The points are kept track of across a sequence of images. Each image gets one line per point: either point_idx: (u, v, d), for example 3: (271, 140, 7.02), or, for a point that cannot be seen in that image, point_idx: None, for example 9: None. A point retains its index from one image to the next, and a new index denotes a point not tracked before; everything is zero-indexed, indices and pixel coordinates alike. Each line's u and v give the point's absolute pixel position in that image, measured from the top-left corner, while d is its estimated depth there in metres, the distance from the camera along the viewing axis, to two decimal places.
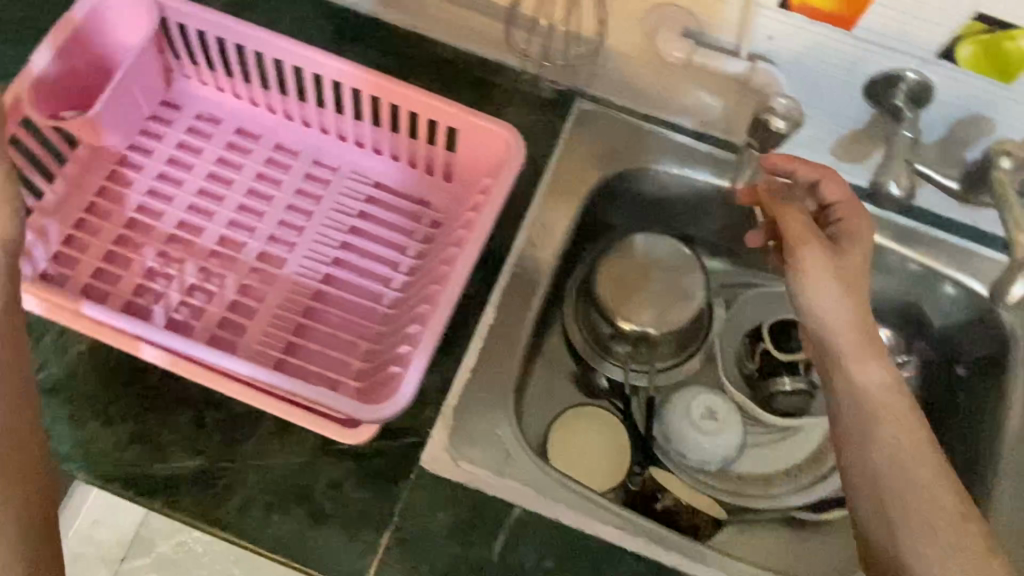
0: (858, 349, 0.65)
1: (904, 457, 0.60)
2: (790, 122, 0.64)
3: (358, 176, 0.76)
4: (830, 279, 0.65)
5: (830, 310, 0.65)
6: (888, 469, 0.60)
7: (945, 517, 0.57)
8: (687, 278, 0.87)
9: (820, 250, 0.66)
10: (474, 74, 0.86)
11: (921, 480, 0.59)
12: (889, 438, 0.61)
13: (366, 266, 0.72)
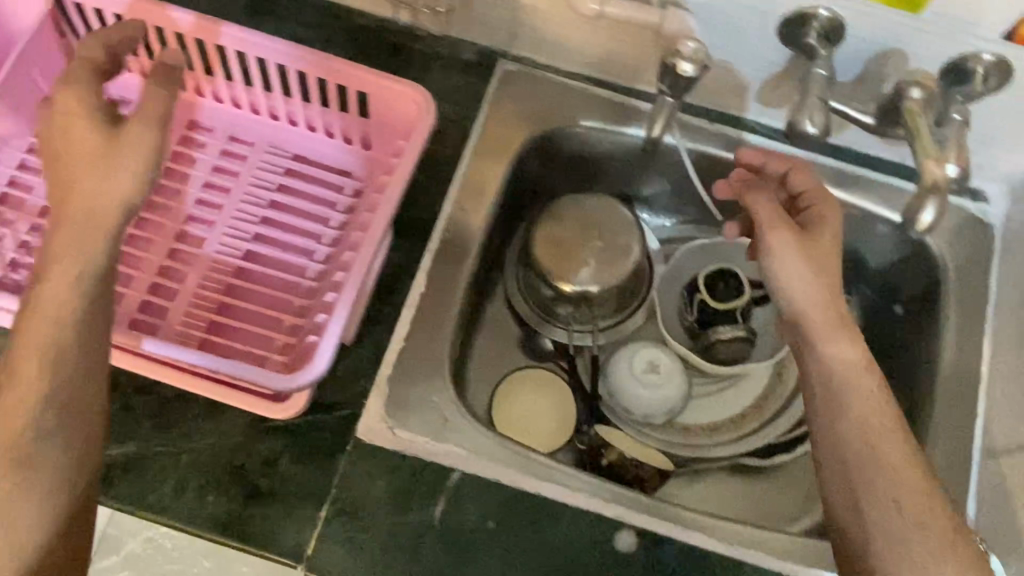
0: (829, 327, 0.63)
1: (876, 434, 0.58)
2: (699, 65, 0.61)
3: (275, 150, 0.75)
4: (801, 262, 0.64)
5: (802, 292, 0.64)
6: (861, 445, 0.58)
7: (914, 493, 0.56)
8: (624, 235, 0.87)
9: (789, 234, 0.66)
10: (392, 40, 0.84)
11: (893, 458, 0.57)
12: (859, 412, 0.60)
13: (289, 239, 0.71)
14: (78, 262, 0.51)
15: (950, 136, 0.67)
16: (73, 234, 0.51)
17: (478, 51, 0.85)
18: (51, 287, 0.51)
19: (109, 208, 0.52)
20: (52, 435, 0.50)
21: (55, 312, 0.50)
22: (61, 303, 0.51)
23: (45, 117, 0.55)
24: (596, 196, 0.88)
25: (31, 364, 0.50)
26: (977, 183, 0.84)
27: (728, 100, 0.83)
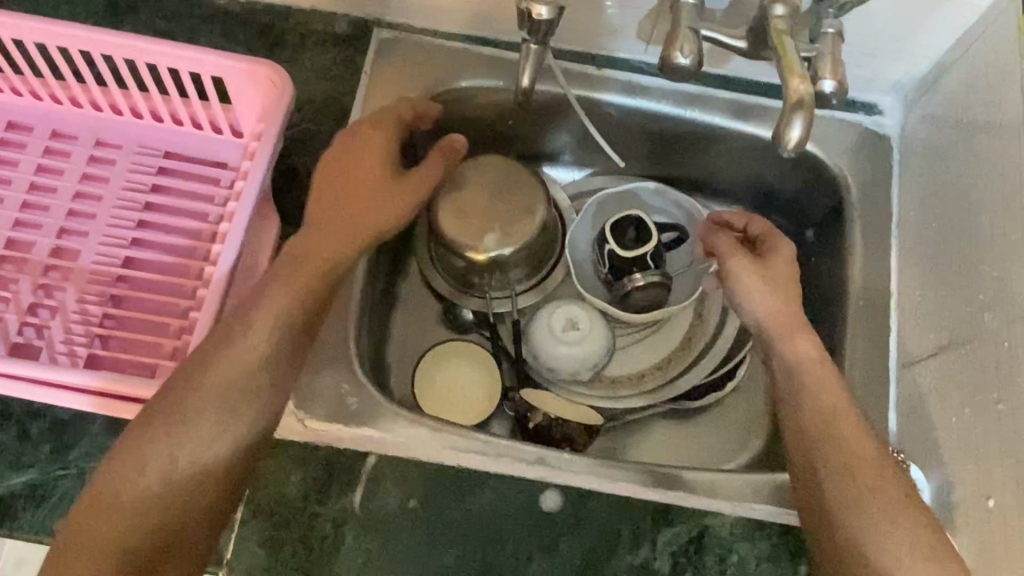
0: (783, 325, 0.64)
1: (831, 417, 0.60)
2: (557, 7, 0.59)
3: (144, 150, 0.72)
4: (756, 278, 0.65)
5: (761, 300, 0.65)
6: (818, 428, 0.60)
7: (866, 467, 0.58)
8: (528, 194, 0.83)
9: (741, 255, 0.67)
10: (259, 22, 0.81)
11: (848, 439, 0.59)
12: (809, 388, 0.62)
13: (169, 239, 0.69)
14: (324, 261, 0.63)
15: (822, 48, 0.66)
16: (325, 240, 0.64)
17: (350, 22, 0.82)
18: (311, 264, 0.63)
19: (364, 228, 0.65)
20: (257, 391, 0.60)
21: (306, 280, 0.62)
22: (302, 281, 0.62)
23: (349, 140, 0.68)
24: (492, 159, 0.84)
25: (268, 320, 0.61)
26: (870, 97, 0.84)
27: (612, 43, 0.82)
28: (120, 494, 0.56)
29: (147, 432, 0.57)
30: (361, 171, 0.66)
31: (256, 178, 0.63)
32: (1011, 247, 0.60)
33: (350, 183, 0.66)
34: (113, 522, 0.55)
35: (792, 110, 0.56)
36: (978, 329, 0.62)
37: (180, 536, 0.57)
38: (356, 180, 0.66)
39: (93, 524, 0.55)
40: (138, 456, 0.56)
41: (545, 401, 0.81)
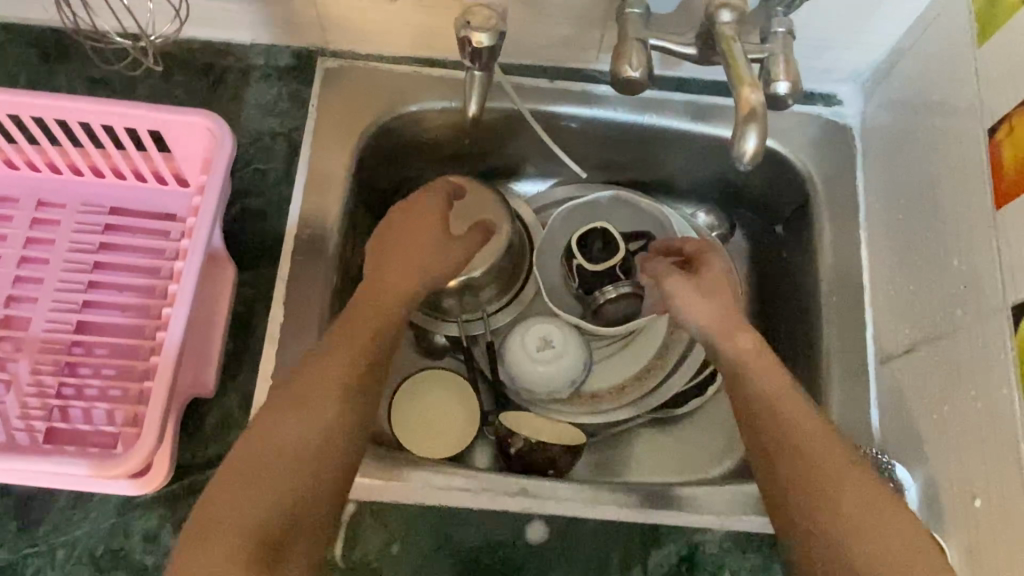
0: (726, 326, 0.65)
1: (773, 399, 0.60)
2: (497, 32, 0.57)
3: (88, 207, 0.70)
4: (693, 293, 0.67)
5: (697, 311, 0.67)
6: (760, 407, 0.61)
7: (807, 439, 0.58)
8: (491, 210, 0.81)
9: (678, 274, 0.69)
10: (200, 61, 0.79)
11: (788, 415, 0.59)
12: (753, 378, 0.62)
13: (122, 300, 0.67)
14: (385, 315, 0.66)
15: (774, 48, 0.65)
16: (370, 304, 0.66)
17: (294, 54, 0.80)
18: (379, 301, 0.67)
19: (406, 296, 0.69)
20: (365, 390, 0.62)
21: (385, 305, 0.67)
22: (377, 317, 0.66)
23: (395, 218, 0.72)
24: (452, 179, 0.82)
25: (365, 330, 0.64)
26: (828, 87, 0.82)
27: (562, 55, 0.80)
28: (254, 479, 0.56)
29: (274, 416, 0.59)
30: (414, 232, 0.71)
31: (201, 232, 0.61)
32: (977, 240, 0.59)
33: (404, 243, 0.71)
34: (246, 509, 0.54)
35: (745, 122, 0.55)
36: (951, 325, 0.61)
37: (300, 532, 0.56)
38: (410, 238, 0.71)
39: (222, 512, 0.54)
40: (270, 438, 0.58)
41: (525, 424, 0.80)
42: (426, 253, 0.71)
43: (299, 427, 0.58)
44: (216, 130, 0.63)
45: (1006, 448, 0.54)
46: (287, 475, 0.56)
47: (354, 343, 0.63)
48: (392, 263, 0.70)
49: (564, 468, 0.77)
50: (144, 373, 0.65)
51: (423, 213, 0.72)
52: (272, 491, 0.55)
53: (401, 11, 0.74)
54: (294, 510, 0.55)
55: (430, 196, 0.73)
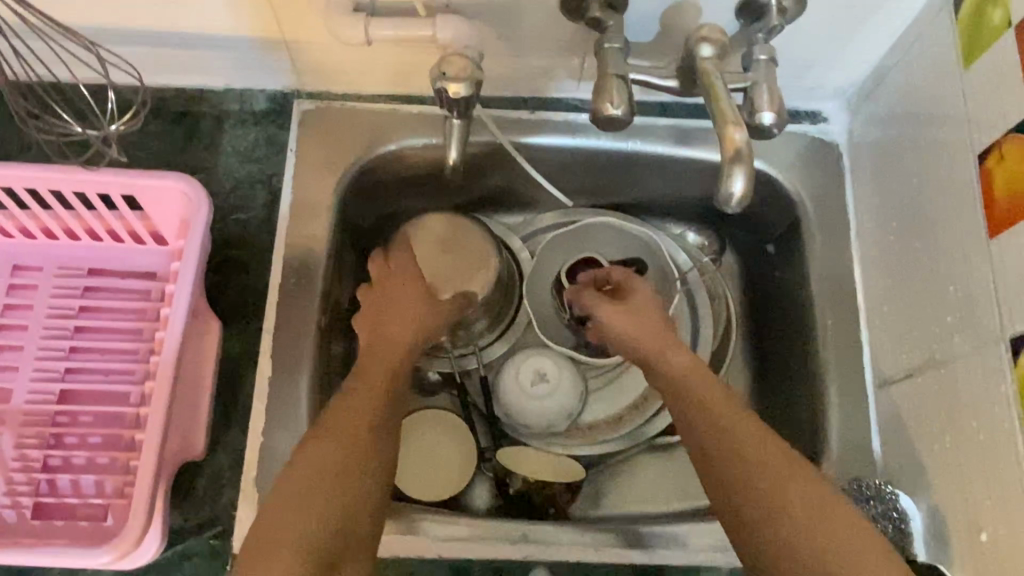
0: (660, 345, 0.67)
1: (717, 415, 0.61)
2: (471, 80, 0.56)
3: (65, 269, 0.68)
4: (621, 315, 0.70)
5: (627, 331, 0.69)
6: (701, 419, 0.61)
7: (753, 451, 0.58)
8: (478, 246, 0.79)
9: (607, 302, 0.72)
10: (174, 108, 0.77)
11: (728, 426, 0.60)
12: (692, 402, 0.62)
13: (105, 366, 0.65)
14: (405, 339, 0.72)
15: (757, 76, 0.63)
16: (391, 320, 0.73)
17: (269, 97, 0.78)
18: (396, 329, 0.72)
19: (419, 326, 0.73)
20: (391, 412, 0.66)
21: (403, 332, 0.72)
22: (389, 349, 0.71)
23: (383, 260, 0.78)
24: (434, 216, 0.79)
25: (382, 359, 0.69)
26: (814, 104, 0.81)
27: (541, 85, 0.79)
28: (309, 501, 0.58)
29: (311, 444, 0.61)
30: (405, 286, 0.75)
31: (181, 294, 0.60)
32: (972, 268, 0.58)
33: (401, 298, 0.74)
34: (299, 529, 0.56)
35: (731, 164, 0.54)
36: (949, 353, 0.60)
37: (348, 546, 0.58)
38: (402, 293, 0.75)
39: (278, 532, 0.56)
40: (310, 464, 0.60)
41: (524, 459, 0.79)
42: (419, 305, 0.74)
43: (340, 450, 0.61)
44: (189, 191, 0.62)
45: (1011, 484, 0.53)
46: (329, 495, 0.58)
47: (371, 387, 0.66)
48: (388, 319, 0.73)
49: (562, 502, 0.80)
50: (130, 440, 0.63)
51: (408, 270, 0.76)
52: (320, 508, 0.58)
53: (374, 53, 0.72)
54: (342, 529, 0.58)
55: (407, 250, 0.77)
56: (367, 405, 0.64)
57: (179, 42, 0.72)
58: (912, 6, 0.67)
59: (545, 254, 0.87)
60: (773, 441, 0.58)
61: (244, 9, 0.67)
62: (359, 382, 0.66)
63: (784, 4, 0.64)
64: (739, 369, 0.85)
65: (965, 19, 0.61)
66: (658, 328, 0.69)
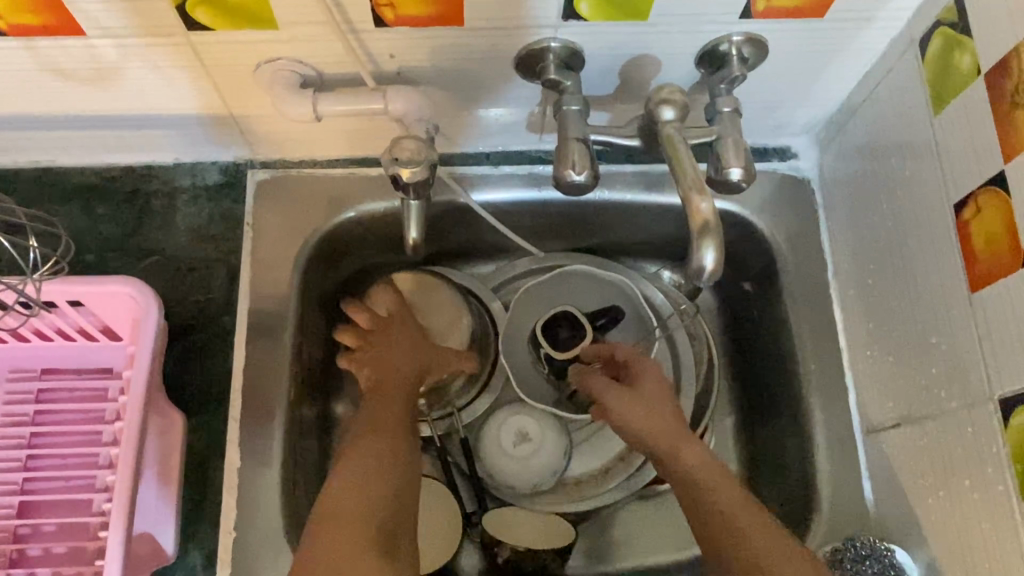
0: (672, 438, 0.62)
1: (731, 515, 0.57)
2: (423, 162, 0.54)
3: (18, 374, 0.66)
4: (633, 403, 0.65)
5: (643, 421, 0.64)
6: (721, 530, 0.56)
7: (773, 560, 0.54)
8: (450, 302, 0.77)
9: (615, 386, 0.67)
10: (121, 189, 0.74)
11: (748, 534, 0.55)
12: (708, 499, 0.58)
13: (63, 474, 0.62)
14: (415, 351, 0.71)
15: (722, 129, 0.61)
16: (397, 335, 0.72)
17: (221, 169, 0.75)
18: (401, 346, 0.71)
19: (425, 345, 0.72)
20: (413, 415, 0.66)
21: (410, 350, 0.71)
22: (402, 361, 0.69)
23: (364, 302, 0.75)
24: (403, 273, 0.78)
25: (402, 370, 0.69)
26: (781, 141, 0.79)
27: (505, 139, 0.76)
28: (376, 481, 0.58)
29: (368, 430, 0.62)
30: (403, 327, 0.73)
31: (138, 398, 0.59)
32: (955, 320, 0.57)
33: (401, 336, 0.72)
34: (361, 502, 0.56)
35: (701, 236, 0.52)
36: (937, 407, 0.59)
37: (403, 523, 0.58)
38: (402, 333, 0.72)
39: (343, 504, 0.56)
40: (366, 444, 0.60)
41: (513, 527, 0.75)
42: (415, 342, 0.72)
43: (388, 439, 0.61)
44: (141, 292, 0.61)
45: (1008, 550, 0.51)
46: (386, 475, 0.58)
47: (397, 395, 0.66)
48: (389, 354, 0.70)
49: (555, 568, 0.74)
50: (96, 550, 0.60)
51: (402, 308, 0.74)
52: (376, 488, 0.57)
53: (329, 125, 0.69)
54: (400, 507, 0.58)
55: (393, 293, 0.75)
56: (399, 411, 0.64)
57: (123, 125, 0.69)
58: (877, 45, 0.65)
59: (518, 306, 0.84)
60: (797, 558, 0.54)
61: (188, 90, 0.64)
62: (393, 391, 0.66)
63: (744, 53, 0.63)
64: (724, 411, 0.83)
65: (932, 63, 0.59)
66: (669, 418, 0.64)
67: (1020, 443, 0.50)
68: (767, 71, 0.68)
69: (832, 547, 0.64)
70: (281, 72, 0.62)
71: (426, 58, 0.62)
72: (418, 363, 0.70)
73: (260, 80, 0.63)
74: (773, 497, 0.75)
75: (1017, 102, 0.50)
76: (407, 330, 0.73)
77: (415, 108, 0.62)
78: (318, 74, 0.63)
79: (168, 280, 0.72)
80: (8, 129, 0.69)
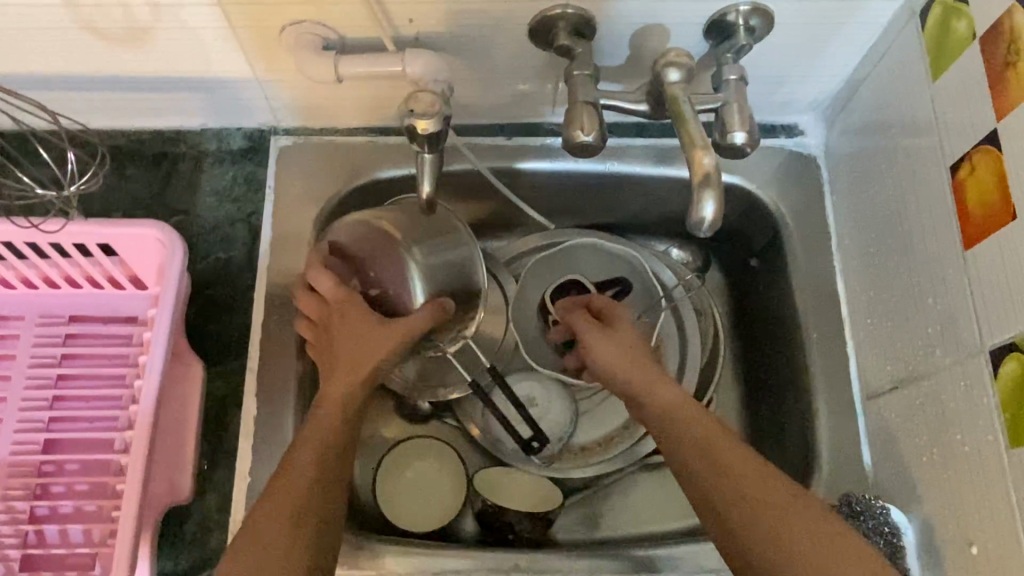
0: (644, 373, 0.65)
1: (705, 441, 0.59)
2: (437, 113, 0.57)
3: (47, 318, 0.69)
4: (605, 343, 0.68)
5: (609, 357, 0.67)
6: (693, 454, 0.59)
7: (746, 481, 0.56)
8: (394, 260, 0.69)
9: (592, 327, 0.70)
10: (151, 151, 0.78)
11: (719, 455, 0.58)
12: (680, 426, 0.61)
13: (87, 412, 0.65)
14: (352, 336, 0.65)
15: (727, 96, 0.63)
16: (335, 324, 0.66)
17: (246, 135, 0.79)
18: (342, 333, 0.65)
19: (363, 326, 0.65)
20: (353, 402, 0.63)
21: (348, 336, 0.65)
22: (346, 349, 0.65)
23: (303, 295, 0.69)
24: (343, 229, 0.69)
25: (345, 360, 0.64)
26: (789, 118, 0.81)
27: (517, 112, 0.79)
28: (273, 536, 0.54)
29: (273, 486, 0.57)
30: (342, 317, 0.66)
31: (162, 341, 0.62)
32: (951, 279, 0.58)
33: (343, 329, 0.65)
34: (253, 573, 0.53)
35: (702, 188, 0.54)
36: (933, 366, 0.60)
37: (336, 507, 0.58)
38: (339, 321, 0.66)
39: (275, 510, 0.55)
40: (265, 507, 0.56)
41: (499, 489, 0.76)
42: (355, 326, 0.65)
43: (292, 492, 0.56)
44: (166, 237, 0.65)
45: (996, 499, 0.53)
46: (322, 467, 0.58)
47: (341, 396, 0.63)
48: (335, 357, 0.65)
49: (525, 532, 0.74)
50: (115, 487, 0.63)
51: (339, 295, 0.67)
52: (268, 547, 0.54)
53: (349, 90, 0.72)
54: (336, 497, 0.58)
55: (329, 274, 0.67)
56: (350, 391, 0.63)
57: (155, 88, 0.72)
58: (880, 19, 0.67)
59: (528, 279, 0.86)
60: (771, 475, 0.56)
61: (218, 52, 0.68)
62: (331, 386, 0.63)
63: (752, 24, 0.65)
64: (729, 385, 0.85)
65: (932, 32, 0.61)
66: (640, 356, 0.67)
67: (1010, 392, 0.51)
68: (774, 46, 0.70)
69: (831, 504, 0.66)
70: (306, 34, 0.65)
71: (443, 23, 0.65)
72: (356, 348, 0.64)
73: (285, 42, 0.66)
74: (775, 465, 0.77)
75: (1010, 63, 0.52)
76: (343, 315, 0.66)
77: (432, 70, 0.63)
78: (340, 38, 0.66)
79: (191, 239, 0.75)
80: (48, 89, 0.73)
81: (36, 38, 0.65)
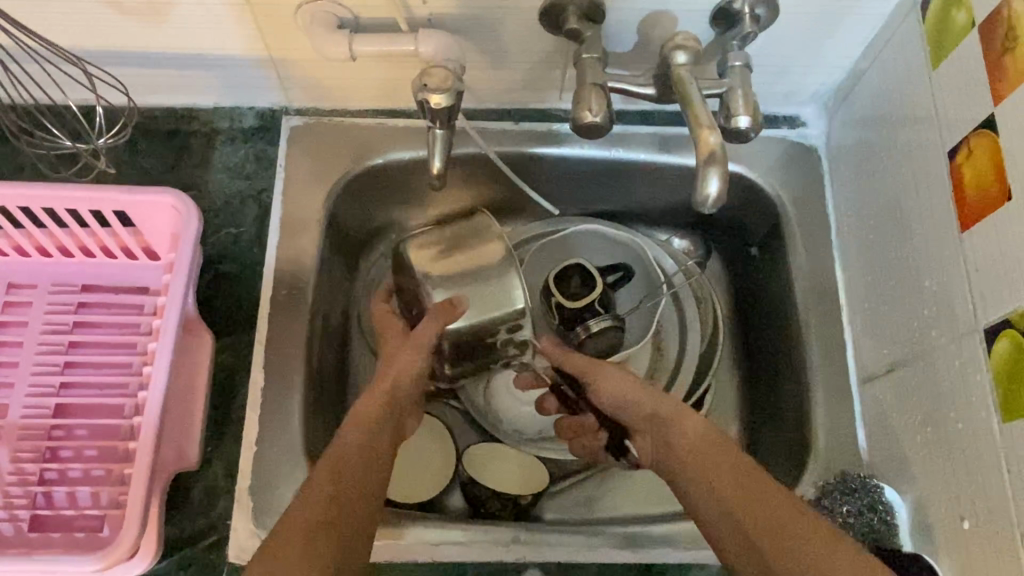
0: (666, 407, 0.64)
1: (732, 467, 0.56)
2: (449, 88, 0.58)
3: (61, 287, 0.70)
4: (620, 382, 0.68)
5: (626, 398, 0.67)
6: (720, 478, 0.55)
7: (777, 505, 0.52)
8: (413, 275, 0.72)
9: (605, 368, 0.69)
10: (164, 127, 0.79)
11: (746, 480, 0.54)
12: (706, 453, 0.58)
13: (97, 379, 0.66)
14: (389, 353, 0.68)
15: (732, 82, 0.64)
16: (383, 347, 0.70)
17: (258, 114, 0.80)
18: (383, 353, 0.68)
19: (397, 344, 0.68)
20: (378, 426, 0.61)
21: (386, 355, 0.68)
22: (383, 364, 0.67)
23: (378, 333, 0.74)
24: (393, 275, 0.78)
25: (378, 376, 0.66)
26: (791, 109, 0.83)
27: (525, 97, 0.81)
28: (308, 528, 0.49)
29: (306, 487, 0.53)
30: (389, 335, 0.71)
31: (175, 308, 0.63)
32: (947, 260, 0.60)
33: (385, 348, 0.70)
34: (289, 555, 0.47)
35: (707, 164, 0.55)
36: (929, 346, 0.62)
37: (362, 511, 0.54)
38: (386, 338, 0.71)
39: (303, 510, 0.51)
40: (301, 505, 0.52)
41: (487, 465, 0.76)
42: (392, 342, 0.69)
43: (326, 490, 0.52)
44: (181, 206, 0.66)
45: (989, 474, 0.54)
46: (346, 471, 0.55)
47: (366, 411, 0.62)
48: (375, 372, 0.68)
49: (495, 511, 0.75)
50: (124, 453, 0.64)
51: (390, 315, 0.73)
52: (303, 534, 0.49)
53: (360, 69, 0.74)
54: (363, 512, 0.53)
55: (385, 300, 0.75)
56: (371, 405, 0.62)
57: (171, 64, 0.74)
58: (881, 12, 0.68)
59: (532, 264, 0.87)
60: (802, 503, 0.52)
61: (233, 29, 0.69)
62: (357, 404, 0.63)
63: (757, 13, 0.66)
64: (727, 371, 0.86)
65: (932, 21, 0.63)
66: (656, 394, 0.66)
67: (1003, 365, 0.53)
68: (779, 36, 0.71)
69: (823, 485, 0.68)
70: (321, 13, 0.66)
71: (456, 5, 0.66)
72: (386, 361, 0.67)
73: (300, 20, 0.67)
74: (772, 448, 0.78)
75: (1007, 49, 0.54)
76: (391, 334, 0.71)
77: (444, 49, 0.65)
78: (354, 17, 0.67)
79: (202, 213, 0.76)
80: None
81: (56, 9, 0.66)
